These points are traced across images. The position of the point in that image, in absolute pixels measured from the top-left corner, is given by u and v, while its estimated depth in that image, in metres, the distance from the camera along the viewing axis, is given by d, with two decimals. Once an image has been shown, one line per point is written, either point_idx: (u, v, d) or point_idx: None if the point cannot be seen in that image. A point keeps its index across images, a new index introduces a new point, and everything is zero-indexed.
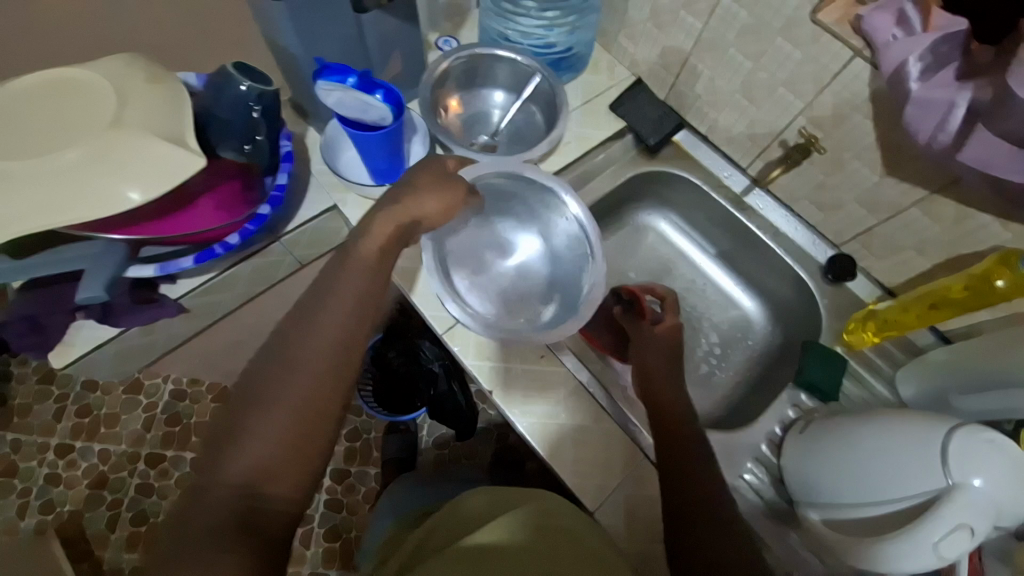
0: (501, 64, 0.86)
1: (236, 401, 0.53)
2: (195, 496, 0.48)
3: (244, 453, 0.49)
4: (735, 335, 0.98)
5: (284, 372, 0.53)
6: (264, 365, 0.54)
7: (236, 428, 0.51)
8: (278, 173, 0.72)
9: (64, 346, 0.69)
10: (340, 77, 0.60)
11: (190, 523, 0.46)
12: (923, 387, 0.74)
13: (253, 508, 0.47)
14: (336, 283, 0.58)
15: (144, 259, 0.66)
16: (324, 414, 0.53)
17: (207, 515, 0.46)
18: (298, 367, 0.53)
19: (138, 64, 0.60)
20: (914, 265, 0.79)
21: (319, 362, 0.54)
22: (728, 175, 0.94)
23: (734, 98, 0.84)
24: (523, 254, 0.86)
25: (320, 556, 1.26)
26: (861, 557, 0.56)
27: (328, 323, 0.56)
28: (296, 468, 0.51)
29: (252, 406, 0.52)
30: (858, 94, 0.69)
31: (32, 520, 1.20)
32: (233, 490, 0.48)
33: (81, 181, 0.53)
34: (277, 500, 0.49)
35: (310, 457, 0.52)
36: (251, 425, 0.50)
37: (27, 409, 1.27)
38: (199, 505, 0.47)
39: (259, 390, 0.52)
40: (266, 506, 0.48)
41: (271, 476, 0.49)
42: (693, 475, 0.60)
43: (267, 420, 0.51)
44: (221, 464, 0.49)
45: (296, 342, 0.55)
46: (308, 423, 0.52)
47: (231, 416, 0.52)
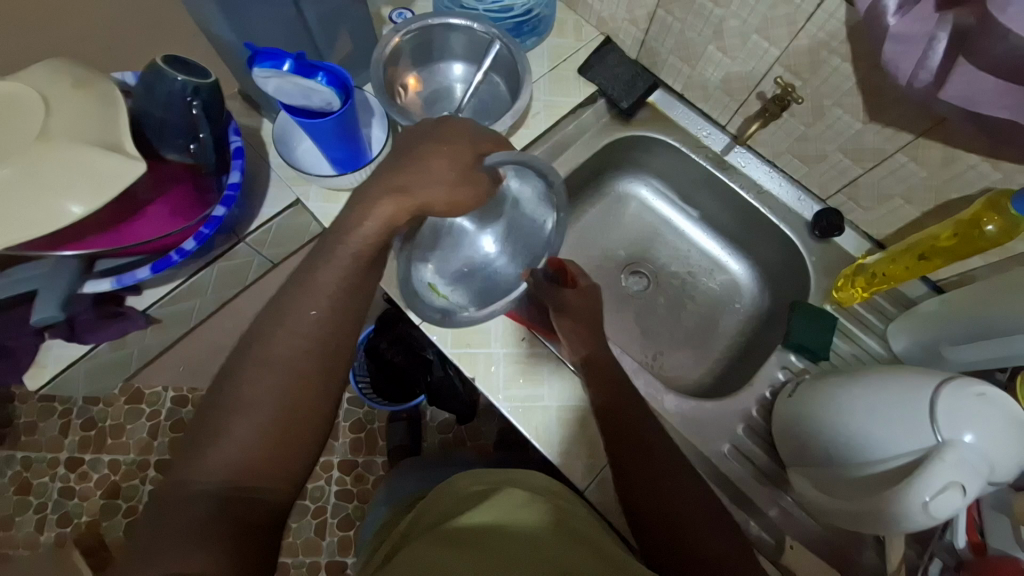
0: (456, 34, 0.81)
1: (215, 397, 0.50)
2: (173, 499, 0.45)
3: (224, 449, 0.47)
4: (722, 300, 0.96)
5: (264, 367, 0.51)
6: (240, 360, 0.51)
7: (215, 427, 0.48)
8: (230, 171, 0.67)
9: (36, 368, 0.69)
10: (274, 63, 0.57)
11: (169, 525, 0.44)
12: (914, 340, 0.72)
13: (240, 506, 0.46)
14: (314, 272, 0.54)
15: (102, 273, 0.64)
16: (312, 407, 0.51)
17: (189, 516, 0.44)
18: (278, 359, 0.51)
19: (65, 69, 0.57)
20: (903, 214, 0.76)
21: (303, 354, 0.52)
22: (706, 134, 0.90)
23: (707, 51, 0.79)
24: (488, 244, 0.74)
25: (335, 544, 1.29)
26: (860, 512, 0.55)
27: (312, 311, 0.53)
28: (281, 462, 0.49)
29: (230, 401, 0.49)
30: (834, 35, 0.64)
31: (51, 533, 1.23)
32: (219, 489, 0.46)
33: (21, 197, 0.51)
34: (265, 497, 0.48)
35: (297, 452, 0.50)
36: (230, 422, 0.48)
37: (32, 426, 1.28)
38: (178, 508, 0.45)
39: (236, 385, 0.50)
40: (255, 504, 0.47)
41: (256, 474, 0.47)
42: (656, 452, 0.59)
43: (247, 415, 0.49)
44: (201, 463, 0.47)
45: (273, 333, 0.52)
46: (294, 418, 0.50)
47: (210, 414, 0.49)
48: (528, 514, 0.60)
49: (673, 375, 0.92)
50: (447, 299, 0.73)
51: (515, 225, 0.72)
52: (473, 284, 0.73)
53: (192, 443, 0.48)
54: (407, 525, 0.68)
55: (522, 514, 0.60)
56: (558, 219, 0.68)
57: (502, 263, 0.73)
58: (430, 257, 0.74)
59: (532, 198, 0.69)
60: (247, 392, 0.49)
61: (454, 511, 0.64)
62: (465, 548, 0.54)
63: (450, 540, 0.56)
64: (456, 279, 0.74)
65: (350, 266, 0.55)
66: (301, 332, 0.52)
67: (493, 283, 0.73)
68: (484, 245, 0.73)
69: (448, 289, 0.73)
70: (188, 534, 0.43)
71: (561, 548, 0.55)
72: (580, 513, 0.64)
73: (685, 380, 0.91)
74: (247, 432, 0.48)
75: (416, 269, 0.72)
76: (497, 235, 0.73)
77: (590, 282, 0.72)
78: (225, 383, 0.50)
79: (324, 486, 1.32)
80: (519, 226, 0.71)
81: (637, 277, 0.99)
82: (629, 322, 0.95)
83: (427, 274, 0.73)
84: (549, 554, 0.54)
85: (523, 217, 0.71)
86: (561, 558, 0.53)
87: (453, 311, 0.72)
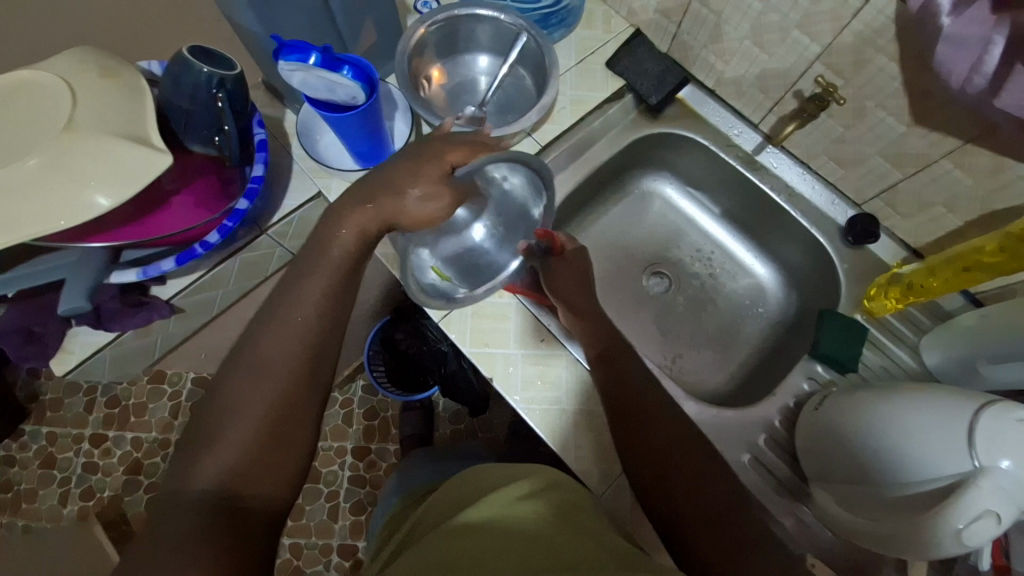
0: (482, 25, 0.79)
1: (204, 403, 0.49)
2: (162, 509, 0.44)
3: (218, 454, 0.45)
4: (745, 304, 0.94)
5: (253, 368, 0.49)
6: (235, 362, 0.50)
7: (209, 432, 0.46)
8: (254, 164, 0.67)
9: (63, 353, 0.70)
10: (300, 56, 0.56)
11: (160, 534, 0.42)
12: (949, 355, 0.69)
13: (230, 513, 0.44)
14: (311, 268, 0.54)
15: (127, 263, 0.65)
16: (302, 408, 0.49)
17: (181, 525, 0.42)
18: (269, 359, 0.49)
19: (92, 59, 0.57)
20: (944, 223, 0.72)
21: (290, 353, 0.50)
22: (738, 133, 0.87)
23: (742, 46, 0.76)
24: (478, 230, 0.73)
25: (347, 528, 1.31)
26: (902, 540, 0.51)
27: (301, 308, 0.52)
28: (277, 465, 0.47)
29: (219, 405, 0.48)
30: (882, 33, 0.61)
31: (74, 506, 1.27)
32: (209, 496, 0.44)
33: (45, 189, 0.51)
34: (261, 500, 0.46)
35: (289, 454, 0.48)
36: (224, 424, 0.46)
37: (58, 403, 1.31)
38: (166, 517, 0.43)
39: (224, 390, 0.48)
40: (248, 507, 0.45)
41: (248, 478, 0.45)
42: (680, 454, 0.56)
43: (236, 419, 0.47)
44: (190, 470, 0.45)
45: (260, 334, 0.50)
46: (284, 419, 0.48)
47: (199, 420, 0.48)
48: (540, 508, 0.58)
49: (692, 379, 0.90)
50: (441, 284, 0.73)
51: (503, 210, 0.74)
52: (462, 263, 0.75)
53: (181, 451, 0.47)
54: (418, 518, 0.67)
55: (529, 501, 0.59)
56: (545, 204, 0.73)
57: (493, 246, 0.74)
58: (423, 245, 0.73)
59: (521, 186, 0.72)
60: (237, 393, 0.48)
61: (463, 504, 0.63)
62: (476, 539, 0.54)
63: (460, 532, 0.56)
64: (447, 262, 0.75)
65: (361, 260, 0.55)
66: (296, 330, 0.51)
67: (481, 261, 0.75)
68: (474, 231, 0.73)
69: (439, 270, 0.74)
70: (175, 542, 0.41)
71: (560, 537, 0.54)
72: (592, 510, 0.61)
73: (704, 384, 0.90)
74: (243, 435, 0.46)
75: (412, 254, 0.72)
76: (487, 220, 0.73)
77: (577, 246, 0.73)
78: (219, 386, 0.49)
79: (338, 471, 1.34)
80: (509, 212, 0.74)
81: (658, 278, 0.97)
82: (648, 323, 0.94)
83: (424, 257, 0.73)
84: (560, 550, 0.53)
85: (510, 206, 0.74)
86: (560, 549, 0.52)
87: (447, 293, 0.73)
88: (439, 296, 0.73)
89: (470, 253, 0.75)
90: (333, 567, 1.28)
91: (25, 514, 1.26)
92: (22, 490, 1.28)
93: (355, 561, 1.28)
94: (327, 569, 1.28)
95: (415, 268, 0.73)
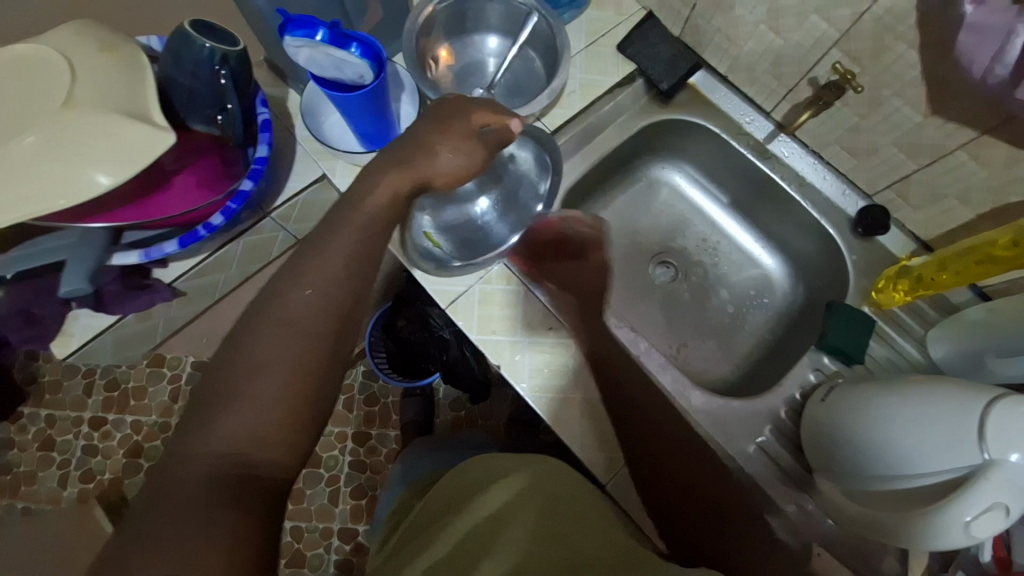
0: (492, 5, 0.77)
1: (216, 364, 0.47)
2: (168, 470, 0.42)
3: (234, 417, 0.44)
4: (750, 294, 0.94)
5: (270, 332, 0.47)
6: (255, 324, 0.48)
7: (224, 394, 0.45)
8: (258, 144, 0.66)
9: (63, 336, 0.69)
10: (307, 32, 0.54)
11: (167, 494, 0.41)
12: (957, 348, 0.68)
13: (241, 481, 0.42)
14: (333, 237, 0.52)
15: (129, 245, 0.64)
16: (319, 376, 0.48)
17: (189, 487, 0.41)
18: (293, 322, 0.48)
19: (90, 32, 0.55)
20: (956, 215, 0.72)
21: (309, 320, 0.48)
22: (749, 121, 0.86)
23: (757, 30, 0.74)
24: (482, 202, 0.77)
25: (347, 512, 1.31)
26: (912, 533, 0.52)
27: (324, 276, 0.50)
28: (293, 435, 0.46)
29: (232, 367, 0.46)
30: (902, 19, 0.59)
31: (74, 488, 1.26)
32: (221, 459, 0.43)
33: (44, 166, 0.49)
34: (273, 468, 0.45)
35: (304, 423, 0.46)
36: (242, 387, 0.45)
37: (57, 385, 1.31)
38: (174, 478, 0.41)
39: (237, 359, 0.46)
40: (260, 474, 0.44)
41: (262, 445, 0.44)
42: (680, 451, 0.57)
43: (248, 391, 0.45)
44: (200, 433, 0.43)
45: (280, 299, 0.49)
46: (300, 389, 0.46)
47: (210, 386, 0.46)
48: (542, 497, 0.58)
49: (697, 368, 0.90)
50: (439, 254, 0.75)
51: (510, 187, 0.78)
52: (460, 237, 0.77)
53: (188, 413, 0.45)
54: (423, 516, 0.64)
55: (543, 495, 0.58)
56: (550, 185, 0.78)
57: (493, 220, 0.77)
58: (427, 211, 0.76)
59: (530, 162, 0.78)
60: (255, 354, 0.46)
61: (468, 495, 0.62)
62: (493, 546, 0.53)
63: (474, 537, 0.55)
64: (448, 234, 0.77)
65: (371, 245, 0.54)
66: (322, 293, 0.49)
67: (479, 235, 0.77)
68: (478, 203, 0.77)
69: (438, 241, 0.76)
70: (186, 506, 0.40)
71: (571, 533, 0.54)
72: (596, 499, 0.61)
73: (709, 372, 0.90)
74: (258, 402, 0.45)
75: (415, 215, 0.74)
76: (492, 194, 0.77)
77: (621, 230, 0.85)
78: (237, 347, 0.47)
79: (338, 456, 1.34)
80: (514, 187, 0.78)
81: (664, 267, 0.96)
82: (654, 313, 0.93)
83: (423, 222, 0.75)
84: (564, 538, 0.54)
85: (514, 184, 0.78)
86: (568, 542, 0.53)
87: (443, 263, 0.75)
88: (435, 264, 0.74)
89: (471, 228, 0.77)
90: (333, 550, 1.29)
91: (24, 497, 1.26)
92: (21, 473, 1.27)
93: (355, 544, 1.29)
94: (327, 552, 1.29)
95: (416, 233, 0.75)
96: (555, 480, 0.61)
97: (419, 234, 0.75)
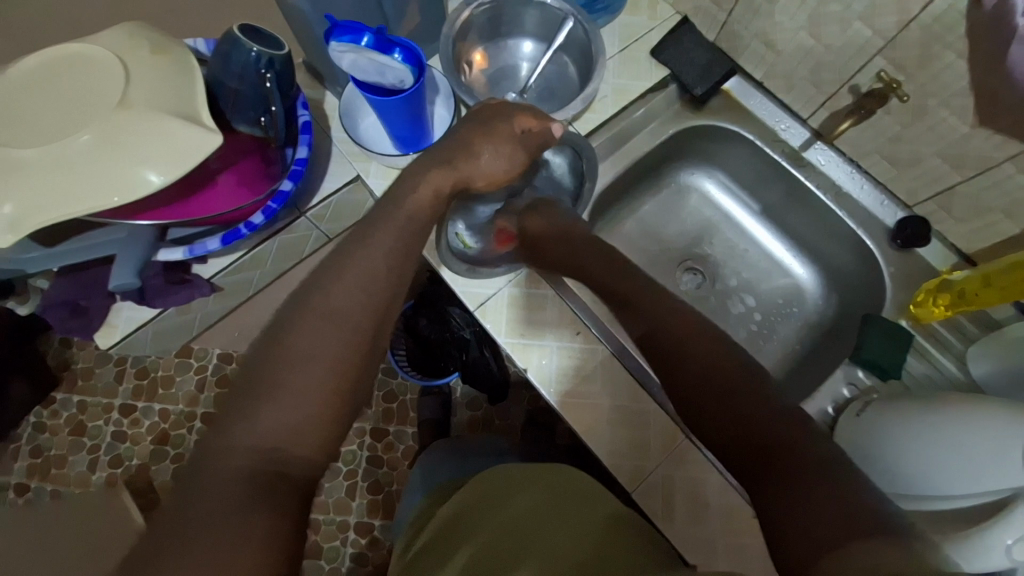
0: (529, 10, 0.77)
1: (254, 356, 0.48)
2: (207, 462, 0.43)
3: (273, 415, 0.44)
4: (781, 304, 0.92)
5: (309, 330, 0.48)
6: (294, 321, 0.48)
7: (262, 390, 0.45)
8: (298, 146, 0.68)
9: (108, 327, 0.73)
10: (353, 37, 0.55)
11: (206, 489, 0.41)
12: (999, 366, 0.66)
13: (276, 481, 0.43)
14: (373, 239, 0.53)
15: (173, 242, 0.67)
16: (355, 376, 0.48)
17: (226, 484, 0.41)
18: (332, 324, 0.48)
19: (142, 34, 0.57)
20: (1001, 229, 0.69)
21: (348, 317, 0.49)
22: (784, 128, 0.85)
23: (797, 36, 0.73)
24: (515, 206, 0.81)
25: (364, 507, 1.33)
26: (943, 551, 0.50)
27: (361, 278, 0.51)
28: (326, 437, 0.46)
29: (274, 355, 0.47)
30: (952, 27, 0.57)
31: (103, 473, 1.30)
32: (258, 454, 0.43)
33: (97, 164, 0.51)
34: (304, 469, 0.45)
35: (337, 423, 0.47)
36: (280, 385, 0.45)
37: (89, 372, 1.35)
38: (212, 471, 0.42)
39: (276, 356, 0.47)
40: (293, 473, 0.44)
41: (297, 444, 0.45)
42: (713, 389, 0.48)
43: (285, 390, 0.45)
44: (240, 427, 0.44)
45: (320, 297, 0.49)
46: (335, 390, 0.47)
47: (249, 380, 0.46)
48: (558, 513, 0.58)
49: None
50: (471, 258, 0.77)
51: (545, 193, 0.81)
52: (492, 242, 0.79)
53: (226, 402, 0.45)
54: (450, 521, 0.64)
55: (560, 512, 0.58)
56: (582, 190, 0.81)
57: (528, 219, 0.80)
58: (462, 218, 0.79)
59: (564, 168, 0.81)
60: (295, 353, 0.47)
61: (491, 498, 0.63)
62: (535, 555, 0.52)
63: (518, 541, 0.55)
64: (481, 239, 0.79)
65: (405, 244, 0.54)
66: (361, 294, 0.50)
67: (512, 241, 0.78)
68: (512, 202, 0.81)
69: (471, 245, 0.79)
70: (224, 500, 0.41)
71: (623, 552, 0.52)
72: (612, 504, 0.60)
73: None
74: (296, 401, 0.45)
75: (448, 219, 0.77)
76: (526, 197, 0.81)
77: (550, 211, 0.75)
78: (277, 342, 0.47)
79: (356, 451, 1.36)
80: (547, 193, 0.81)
81: (692, 274, 0.95)
82: None
83: (457, 225, 0.78)
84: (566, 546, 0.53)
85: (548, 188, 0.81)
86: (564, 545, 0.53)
87: (474, 266, 0.76)
88: (467, 267, 0.76)
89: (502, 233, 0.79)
90: (349, 543, 1.31)
91: (54, 480, 1.30)
92: (52, 456, 1.31)
93: (371, 538, 1.31)
94: (344, 545, 1.31)
95: (449, 236, 0.77)
96: (564, 497, 0.60)
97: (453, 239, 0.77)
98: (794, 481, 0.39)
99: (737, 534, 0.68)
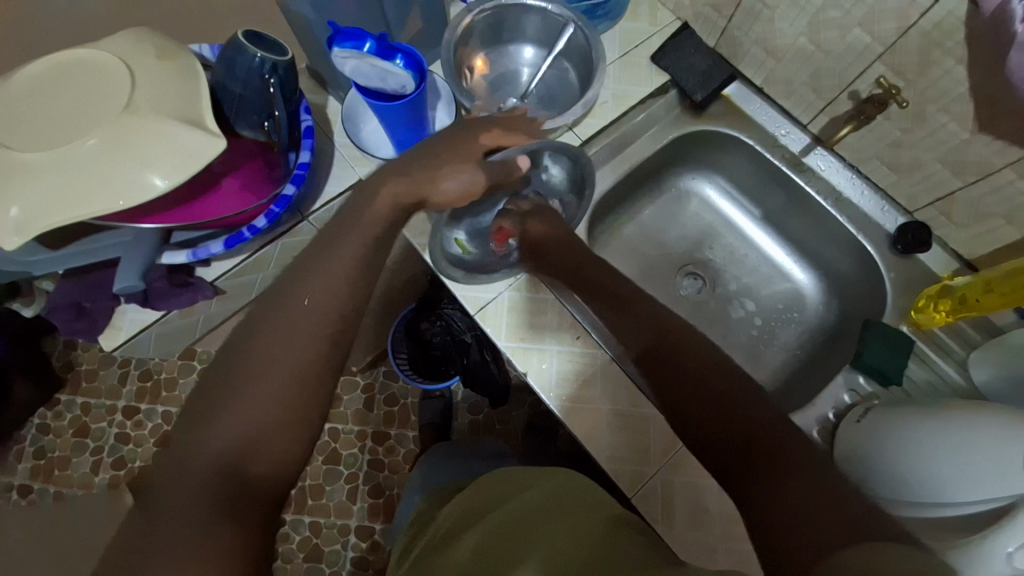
0: (531, 16, 0.78)
1: (217, 367, 0.47)
2: (169, 478, 0.42)
3: (229, 427, 0.44)
4: (782, 309, 0.92)
5: (268, 339, 0.47)
6: (255, 330, 0.48)
7: (219, 403, 0.45)
8: (301, 150, 0.69)
9: (112, 329, 0.73)
10: (355, 43, 0.56)
11: (166, 503, 0.41)
12: (1001, 372, 0.66)
13: (234, 494, 0.42)
14: (345, 239, 0.53)
15: (177, 245, 0.68)
16: (315, 383, 0.47)
17: (184, 498, 0.41)
18: (291, 331, 0.47)
19: (149, 40, 0.58)
20: (1003, 234, 0.69)
21: (306, 325, 0.48)
22: (785, 133, 0.85)
23: (797, 42, 0.74)
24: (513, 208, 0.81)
25: (365, 511, 1.33)
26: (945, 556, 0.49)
27: (322, 283, 0.50)
28: (288, 446, 0.45)
29: (242, 362, 0.46)
30: (950, 33, 0.58)
31: (106, 475, 1.31)
32: (217, 467, 0.43)
33: (102, 168, 0.52)
34: (266, 480, 0.44)
35: (298, 432, 0.46)
36: (237, 396, 0.44)
37: (94, 373, 1.36)
38: (171, 487, 0.42)
39: (235, 366, 0.46)
40: (253, 485, 0.43)
41: (254, 455, 0.44)
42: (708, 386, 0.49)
43: (241, 400, 0.44)
44: (198, 440, 0.43)
45: (281, 305, 0.48)
46: (293, 398, 0.46)
47: (209, 392, 0.46)
48: (552, 513, 0.58)
49: None
50: (466, 261, 0.78)
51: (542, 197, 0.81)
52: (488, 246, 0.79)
53: (188, 413, 0.45)
54: (446, 529, 0.63)
55: (553, 511, 0.58)
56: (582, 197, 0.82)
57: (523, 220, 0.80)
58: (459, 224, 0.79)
59: (562, 176, 0.80)
60: (252, 362, 0.46)
61: (490, 504, 0.63)
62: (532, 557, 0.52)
63: (513, 544, 0.55)
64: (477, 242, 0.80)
65: None
66: (319, 300, 0.49)
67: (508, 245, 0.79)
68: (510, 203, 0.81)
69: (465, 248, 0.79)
70: (184, 515, 0.40)
71: (608, 549, 0.53)
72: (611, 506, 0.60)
73: None
74: (254, 411, 0.44)
75: (441, 226, 0.78)
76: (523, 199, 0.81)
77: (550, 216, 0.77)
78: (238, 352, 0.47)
79: (357, 454, 1.36)
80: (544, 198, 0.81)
81: (692, 279, 0.95)
82: None
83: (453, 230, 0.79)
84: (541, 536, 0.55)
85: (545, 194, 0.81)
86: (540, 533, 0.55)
87: (469, 270, 0.77)
88: (462, 272, 0.77)
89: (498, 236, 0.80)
90: (350, 547, 1.30)
91: (57, 481, 1.30)
92: (55, 457, 1.32)
93: (372, 543, 1.30)
94: (344, 549, 1.31)
95: (445, 241, 0.78)
96: (560, 497, 0.61)
97: (448, 243, 0.78)
98: (773, 484, 0.40)
99: (737, 541, 0.68)
